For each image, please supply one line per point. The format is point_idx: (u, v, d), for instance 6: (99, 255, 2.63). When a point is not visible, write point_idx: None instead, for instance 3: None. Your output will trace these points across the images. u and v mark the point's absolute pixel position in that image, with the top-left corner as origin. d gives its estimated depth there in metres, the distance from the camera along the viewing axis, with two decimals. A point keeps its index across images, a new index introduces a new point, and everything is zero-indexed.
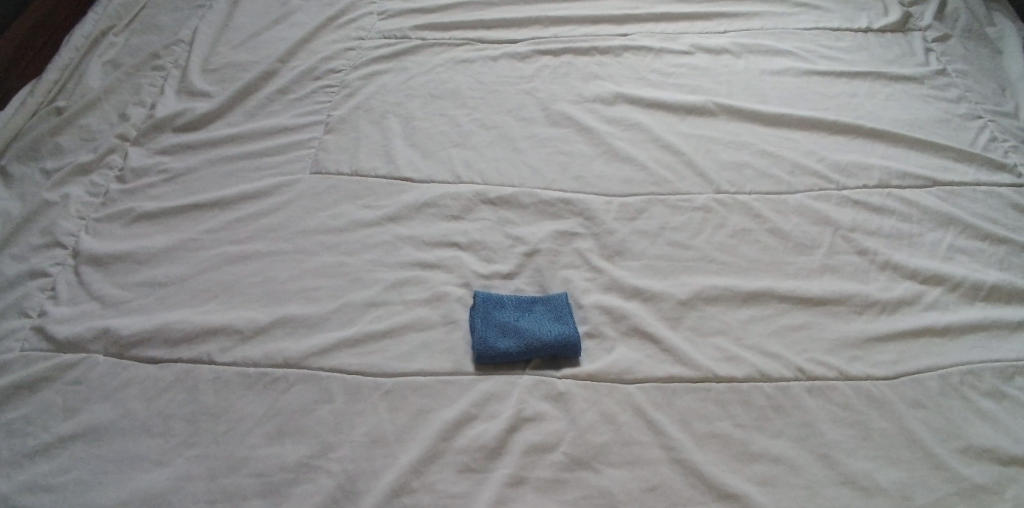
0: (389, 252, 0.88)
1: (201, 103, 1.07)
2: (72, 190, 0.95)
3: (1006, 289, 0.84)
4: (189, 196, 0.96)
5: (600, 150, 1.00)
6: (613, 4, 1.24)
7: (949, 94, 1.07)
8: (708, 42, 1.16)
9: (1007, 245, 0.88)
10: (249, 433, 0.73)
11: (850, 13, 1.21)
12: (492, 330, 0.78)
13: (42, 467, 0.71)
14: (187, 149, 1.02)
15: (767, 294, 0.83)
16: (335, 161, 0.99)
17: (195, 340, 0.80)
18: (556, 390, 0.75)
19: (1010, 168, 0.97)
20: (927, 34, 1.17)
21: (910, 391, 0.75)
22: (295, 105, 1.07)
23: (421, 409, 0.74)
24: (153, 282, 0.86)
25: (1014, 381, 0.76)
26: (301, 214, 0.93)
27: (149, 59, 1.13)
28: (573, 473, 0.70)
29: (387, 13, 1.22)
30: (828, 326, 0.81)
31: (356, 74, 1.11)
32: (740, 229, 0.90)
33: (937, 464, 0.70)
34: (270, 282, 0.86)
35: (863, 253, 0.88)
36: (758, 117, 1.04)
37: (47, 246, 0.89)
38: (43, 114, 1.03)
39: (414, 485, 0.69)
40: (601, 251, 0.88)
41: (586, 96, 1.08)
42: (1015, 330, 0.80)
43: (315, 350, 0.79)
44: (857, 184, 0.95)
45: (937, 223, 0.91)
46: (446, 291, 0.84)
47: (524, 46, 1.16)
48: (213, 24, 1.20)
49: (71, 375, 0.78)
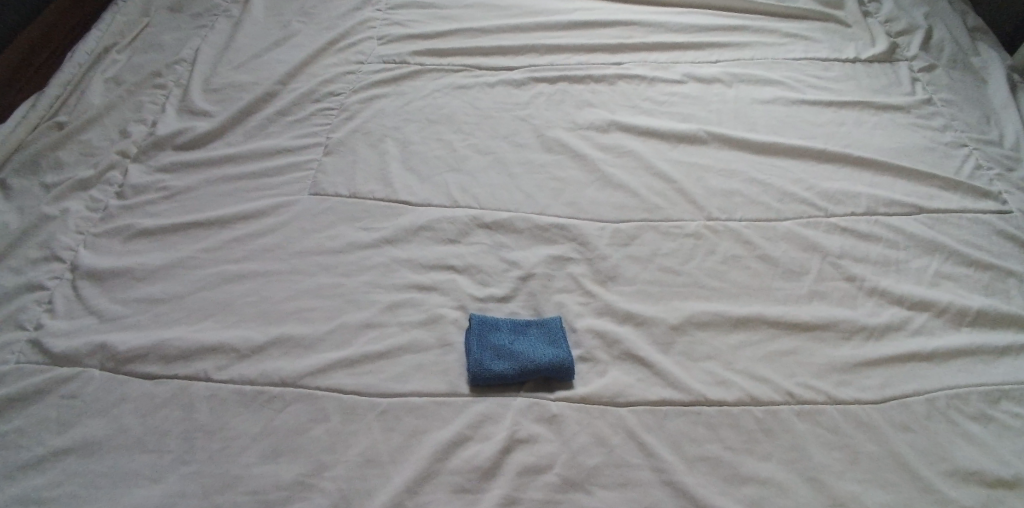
0: (386, 274, 0.89)
1: (201, 122, 1.08)
2: (71, 205, 0.95)
3: (991, 315, 0.85)
4: (187, 213, 0.97)
5: (594, 176, 1.02)
6: (607, 33, 1.27)
7: (934, 123, 1.10)
8: (700, 72, 1.19)
9: (992, 271, 0.90)
10: (244, 452, 0.74)
11: (838, 44, 1.25)
12: (488, 352, 0.79)
13: (34, 482, 0.71)
14: (186, 166, 1.03)
15: (757, 319, 0.85)
16: (333, 183, 1.00)
17: (192, 357, 0.81)
18: (549, 412, 0.76)
19: (994, 195, 1.00)
20: (912, 65, 1.21)
21: (898, 415, 0.77)
22: (294, 126, 1.08)
23: (415, 429, 0.75)
24: (150, 299, 0.87)
25: (999, 405, 0.78)
26: (299, 234, 0.94)
27: (151, 77, 1.14)
28: (566, 494, 0.70)
29: (386, 38, 1.24)
30: (817, 350, 0.82)
31: (355, 97, 1.13)
32: (730, 255, 0.92)
33: (924, 486, 0.71)
34: (266, 302, 0.86)
35: (851, 279, 0.89)
36: (748, 145, 1.06)
37: (45, 260, 0.89)
38: (43, 128, 1.04)
39: (408, 505, 0.69)
40: (595, 275, 0.90)
41: (581, 123, 1.10)
42: (1000, 355, 0.82)
43: (311, 370, 0.79)
44: (845, 211, 0.97)
45: (923, 249, 0.93)
46: (441, 313, 0.85)
47: (520, 73, 1.18)
48: (214, 44, 1.22)
49: (66, 390, 0.78)
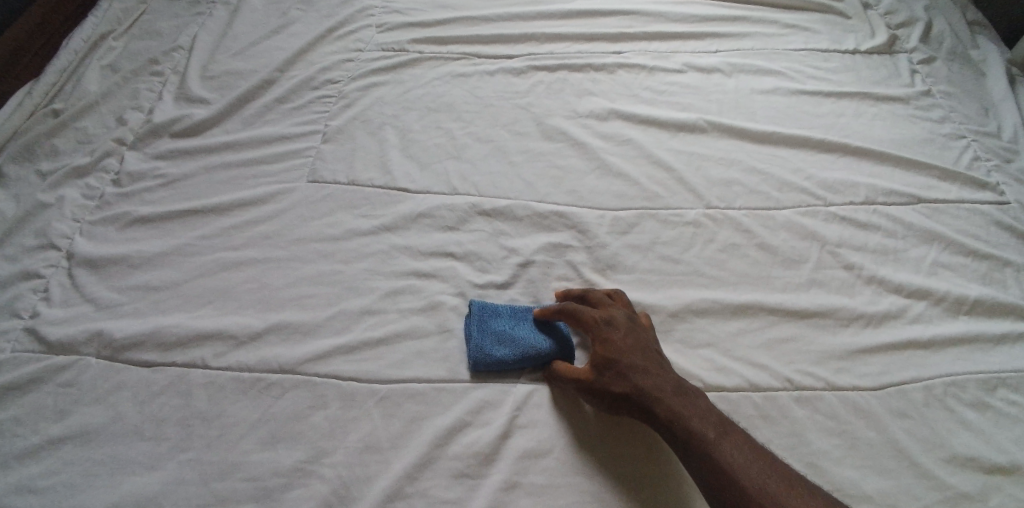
0: (385, 261, 0.89)
1: (199, 109, 1.07)
2: (68, 193, 0.95)
3: (989, 303, 0.86)
4: (185, 201, 0.96)
5: (593, 165, 1.02)
6: (606, 22, 1.26)
7: (933, 115, 1.11)
8: (700, 61, 1.19)
9: (989, 261, 0.91)
10: (243, 438, 0.73)
11: (837, 35, 1.25)
12: (489, 337, 0.78)
13: (31, 469, 0.71)
14: (184, 154, 1.02)
15: (756, 307, 0.85)
16: (332, 171, 1.00)
17: (189, 344, 0.80)
18: (549, 398, 0.76)
19: (992, 186, 1.00)
20: (912, 57, 1.21)
21: (896, 402, 0.77)
22: (292, 114, 1.08)
23: (415, 415, 0.75)
24: (146, 286, 0.86)
25: (997, 393, 0.78)
26: (297, 221, 0.93)
27: (148, 64, 1.14)
28: (566, 480, 0.71)
29: (385, 26, 1.23)
30: (816, 338, 0.82)
31: (354, 85, 1.13)
32: (730, 244, 0.92)
33: (920, 473, 0.72)
34: (264, 289, 0.86)
35: (849, 268, 0.90)
36: (748, 134, 1.06)
37: (41, 248, 0.89)
38: (39, 116, 1.04)
39: (408, 491, 0.70)
40: (594, 263, 0.90)
41: (581, 112, 1.10)
42: (998, 344, 0.82)
43: (310, 357, 0.79)
44: (843, 201, 0.98)
45: (921, 239, 0.93)
46: (440, 300, 0.85)
47: (520, 62, 1.18)
48: (212, 32, 1.21)
49: (63, 377, 0.78)
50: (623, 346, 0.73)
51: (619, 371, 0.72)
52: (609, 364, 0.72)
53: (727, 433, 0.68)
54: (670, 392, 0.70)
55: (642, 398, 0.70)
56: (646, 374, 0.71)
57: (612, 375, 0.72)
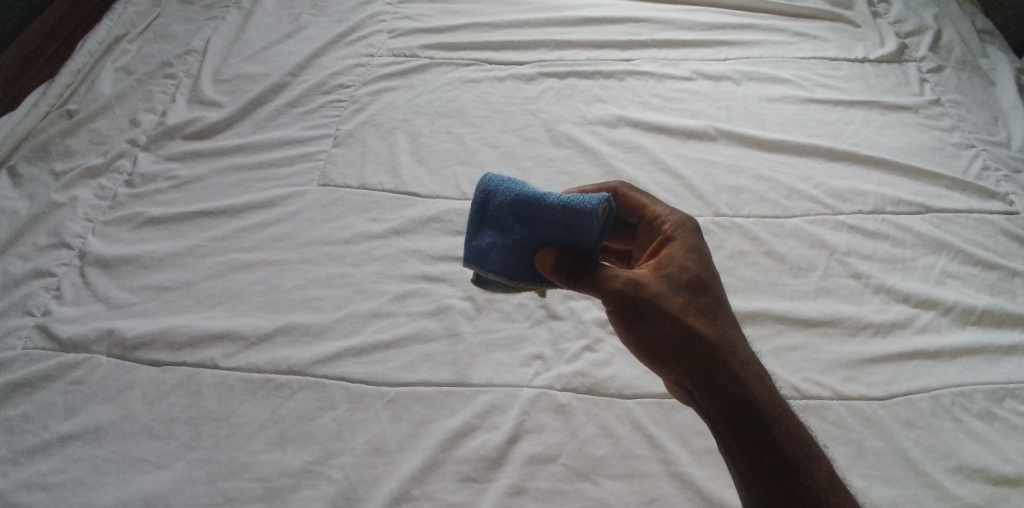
0: (395, 265, 0.90)
1: (211, 112, 1.09)
2: (80, 193, 0.96)
3: (997, 314, 0.86)
4: (197, 202, 0.97)
5: (602, 172, 1.02)
6: (616, 29, 1.27)
7: (942, 124, 1.11)
8: (709, 69, 1.19)
9: (998, 271, 0.91)
10: (251, 438, 0.74)
11: (847, 44, 1.25)
12: (509, 192, 0.76)
13: (41, 466, 0.72)
14: (196, 156, 1.03)
15: (764, 315, 0.85)
16: (343, 175, 1.01)
17: (199, 344, 0.81)
18: (557, 402, 0.77)
19: (1002, 196, 1.00)
20: (921, 66, 1.21)
21: (903, 411, 0.77)
22: (304, 118, 1.09)
23: (422, 418, 0.75)
24: (157, 287, 0.87)
25: (1005, 403, 0.78)
26: (308, 224, 0.94)
27: (161, 67, 1.15)
28: (572, 485, 0.71)
29: (397, 31, 1.24)
30: (824, 347, 0.83)
31: (365, 90, 1.13)
32: (738, 251, 0.92)
33: (927, 482, 0.72)
34: (274, 290, 0.87)
35: (858, 277, 0.90)
36: (757, 142, 1.06)
37: (54, 247, 0.90)
38: (53, 117, 1.05)
39: (415, 493, 0.70)
40: None
41: (589, 119, 1.10)
42: (1007, 354, 0.82)
43: (319, 359, 0.79)
44: (852, 209, 0.98)
45: (929, 248, 0.93)
46: (449, 305, 0.85)
47: (530, 68, 1.18)
48: (225, 35, 1.22)
49: (74, 375, 0.78)
50: (696, 284, 0.67)
51: (674, 299, 0.66)
52: (666, 290, 0.67)
53: (786, 416, 0.61)
54: (729, 350, 0.64)
55: (697, 339, 0.64)
56: (707, 317, 0.66)
57: (666, 308, 0.66)
